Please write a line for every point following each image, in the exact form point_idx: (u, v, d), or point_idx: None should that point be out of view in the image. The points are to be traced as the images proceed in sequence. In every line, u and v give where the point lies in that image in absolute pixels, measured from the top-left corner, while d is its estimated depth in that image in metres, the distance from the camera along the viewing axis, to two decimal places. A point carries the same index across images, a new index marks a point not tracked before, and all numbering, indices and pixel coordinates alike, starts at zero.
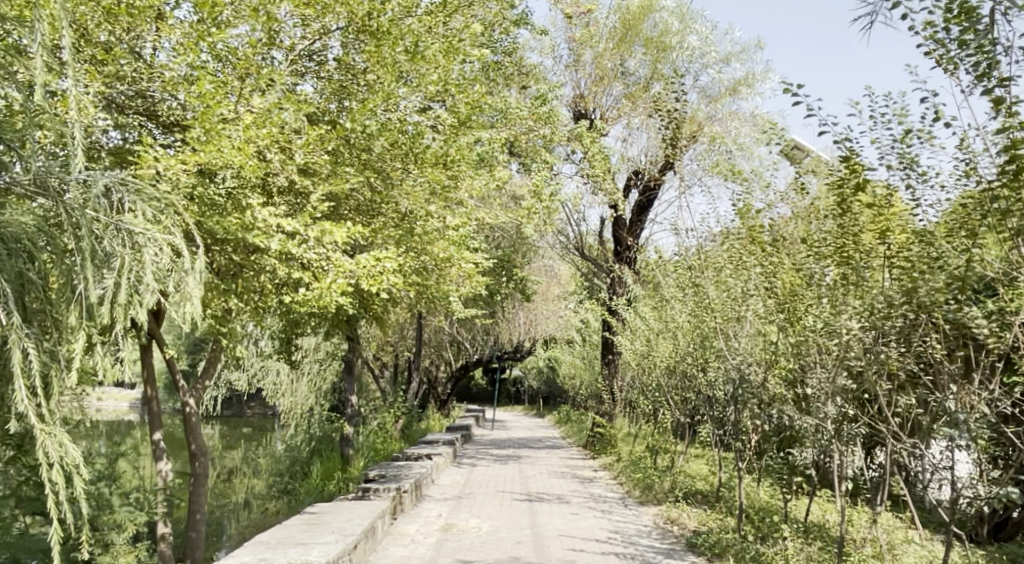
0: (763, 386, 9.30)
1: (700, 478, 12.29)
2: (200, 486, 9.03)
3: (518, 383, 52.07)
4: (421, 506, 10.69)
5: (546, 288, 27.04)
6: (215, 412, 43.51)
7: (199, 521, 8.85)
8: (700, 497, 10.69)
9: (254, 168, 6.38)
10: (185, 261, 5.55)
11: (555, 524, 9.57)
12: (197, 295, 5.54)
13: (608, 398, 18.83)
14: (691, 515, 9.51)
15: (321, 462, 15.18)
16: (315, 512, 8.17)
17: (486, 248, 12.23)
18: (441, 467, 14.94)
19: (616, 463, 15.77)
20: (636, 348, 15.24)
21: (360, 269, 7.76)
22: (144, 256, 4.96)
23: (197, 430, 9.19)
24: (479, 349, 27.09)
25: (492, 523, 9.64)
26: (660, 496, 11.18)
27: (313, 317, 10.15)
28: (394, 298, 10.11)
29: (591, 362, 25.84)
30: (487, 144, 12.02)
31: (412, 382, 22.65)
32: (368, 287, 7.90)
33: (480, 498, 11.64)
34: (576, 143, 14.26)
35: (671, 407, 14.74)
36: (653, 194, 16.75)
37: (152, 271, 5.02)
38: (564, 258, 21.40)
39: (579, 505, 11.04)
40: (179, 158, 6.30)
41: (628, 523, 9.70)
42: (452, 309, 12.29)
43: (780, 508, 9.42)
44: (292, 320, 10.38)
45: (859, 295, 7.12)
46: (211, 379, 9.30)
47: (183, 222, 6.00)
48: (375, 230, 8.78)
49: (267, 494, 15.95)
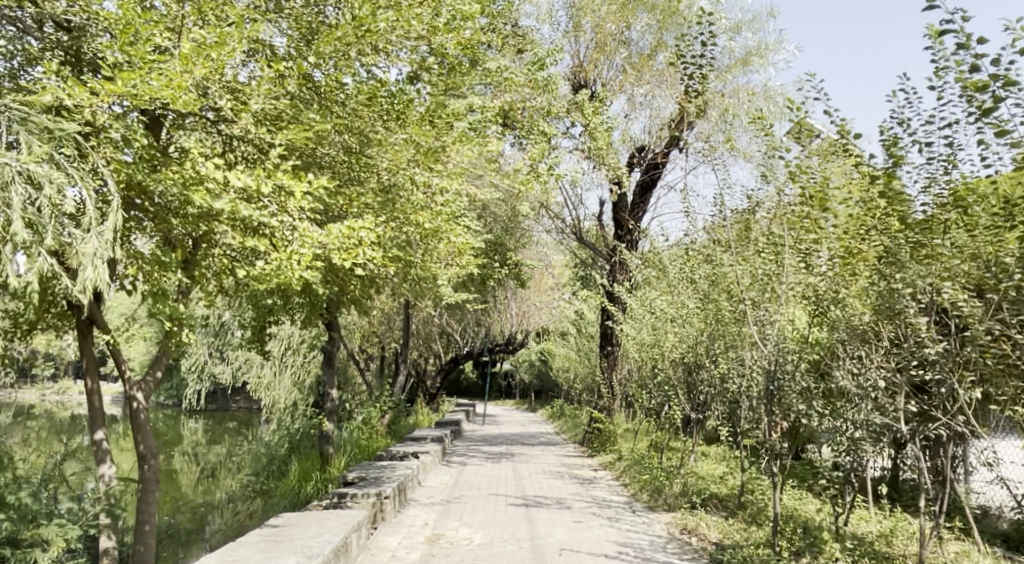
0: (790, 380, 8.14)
1: (713, 480, 11.20)
2: (151, 493, 7.89)
3: (509, 377, 50.85)
4: (405, 514, 9.53)
5: (540, 278, 25.86)
6: (198, 407, 42.40)
7: (147, 533, 7.71)
8: (717, 503, 9.62)
9: (188, 105, 5.18)
10: (84, 213, 4.87)
11: (556, 535, 8.44)
12: (93, 250, 4.83)
13: (607, 392, 17.73)
14: (711, 525, 8.46)
15: (299, 460, 14.04)
16: (281, 525, 7.01)
17: (477, 226, 11.12)
18: (429, 467, 13.78)
19: (616, 462, 14.64)
20: (641, 338, 14.10)
21: (331, 240, 6.66)
22: (10, 194, 4.40)
23: (148, 428, 8.01)
24: (469, 341, 26.00)
25: (485, 533, 8.49)
26: (670, 501, 10.10)
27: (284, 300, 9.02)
28: (374, 278, 8.96)
29: (588, 354, 24.72)
30: (479, 111, 10.86)
31: (399, 375, 21.52)
32: (340, 262, 6.76)
33: (471, 502, 10.54)
34: (576, 114, 13.13)
35: (679, 400, 13.62)
36: (657, 173, 15.67)
37: (21, 215, 4.41)
38: (560, 245, 20.28)
39: (582, 511, 9.90)
40: (92, 91, 5.10)
41: (638, 534, 8.58)
42: (440, 293, 11.14)
43: (810, 518, 8.32)
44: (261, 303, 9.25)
45: (950, 263, 6.09)
46: (163, 371, 8.15)
47: (92, 168, 5.24)
48: (351, 199, 7.64)
49: (242, 495, 14.82)
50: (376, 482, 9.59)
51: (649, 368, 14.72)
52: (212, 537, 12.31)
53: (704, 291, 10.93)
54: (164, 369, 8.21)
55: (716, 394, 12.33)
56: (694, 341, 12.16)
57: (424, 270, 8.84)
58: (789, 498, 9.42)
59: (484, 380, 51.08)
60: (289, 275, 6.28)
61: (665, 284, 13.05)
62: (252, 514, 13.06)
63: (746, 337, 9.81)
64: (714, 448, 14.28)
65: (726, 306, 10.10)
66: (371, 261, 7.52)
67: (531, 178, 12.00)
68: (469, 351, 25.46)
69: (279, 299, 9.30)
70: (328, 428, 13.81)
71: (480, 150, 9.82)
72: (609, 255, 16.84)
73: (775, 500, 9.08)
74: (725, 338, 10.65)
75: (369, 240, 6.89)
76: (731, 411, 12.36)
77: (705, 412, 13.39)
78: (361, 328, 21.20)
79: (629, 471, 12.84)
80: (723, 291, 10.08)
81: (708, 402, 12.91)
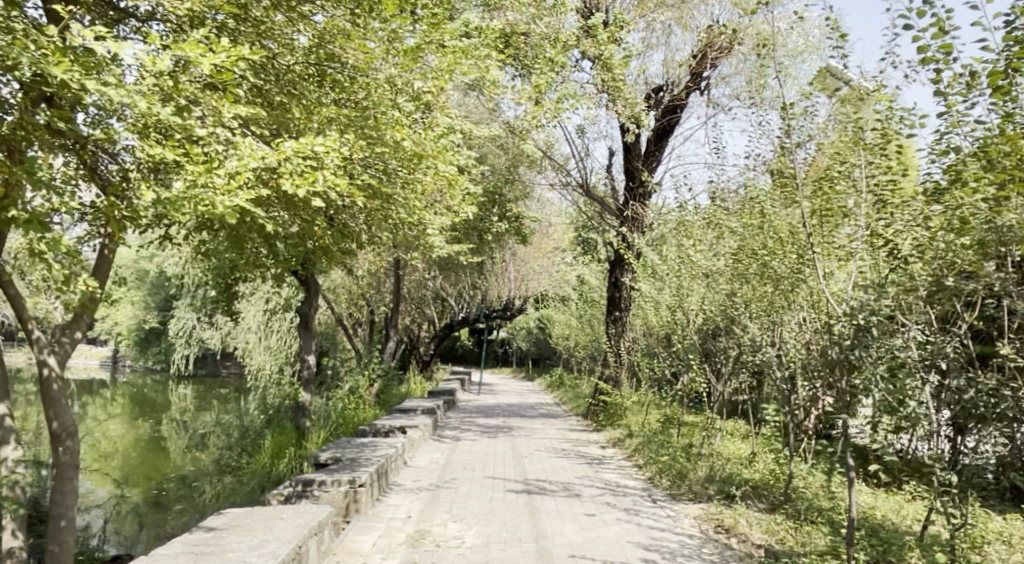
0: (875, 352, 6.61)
1: (742, 463, 9.75)
2: (66, 481, 6.39)
3: (506, 343, 49.61)
4: (386, 502, 8.05)
5: (541, 240, 24.40)
6: (186, 373, 41.07)
7: (60, 530, 6.23)
8: (756, 493, 8.12)
9: None
10: None
11: (566, 535, 6.92)
12: None
13: (614, 360, 16.25)
14: (753, 522, 7.03)
15: (273, 433, 12.62)
16: (218, 528, 5.47)
17: (472, 167, 9.60)
18: (418, 443, 12.30)
19: (627, 438, 13.19)
20: (660, 301, 12.57)
21: (280, 159, 5.10)
22: None
23: (64, 403, 6.49)
24: (465, 306, 24.54)
25: (479, 532, 6.98)
26: (698, 490, 8.61)
27: (241, 237, 7.46)
28: (347, 213, 7.39)
29: (591, 320, 23.27)
30: (475, 30, 9.28)
31: (388, 340, 20.02)
32: (294, 190, 5.18)
33: (464, 488, 9.04)
34: (587, 41, 11.49)
35: (702, 372, 12.12)
36: (675, 117, 14.05)
37: None
38: (563, 200, 18.71)
39: (593, 500, 8.41)
40: None
41: (665, 532, 7.11)
42: (429, 243, 9.60)
43: (885, 525, 6.77)
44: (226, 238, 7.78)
45: None
46: (84, 331, 6.62)
47: None
48: (315, 108, 6.06)
49: (212, 471, 13.44)
50: (351, 466, 8.10)
51: (667, 333, 13.21)
52: (172, 520, 10.92)
53: (748, 241, 9.37)
54: (85, 331, 6.69)
55: (750, 366, 10.88)
56: (719, 303, 10.71)
57: (410, 211, 7.32)
58: (840, 491, 7.94)
59: (481, 347, 49.85)
60: (227, 203, 4.76)
61: (683, 241, 11.53)
62: (217, 495, 11.61)
63: (807, 294, 8.23)
64: (736, 423, 12.83)
65: (773, 260, 8.60)
66: (337, 191, 5.95)
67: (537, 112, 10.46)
68: (465, 316, 23.98)
69: (236, 240, 7.79)
70: (305, 398, 12.30)
71: (479, 70, 8.24)
72: (619, 210, 15.28)
73: (829, 495, 7.58)
74: (775, 296, 9.10)
75: (330, 162, 5.36)
76: (765, 383, 10.84)
77: (731, 385, 11.89)
78: (349, 289, 19.73)
79: (644, 450, 11.36)
80: (771, 240, 8.56)
81: (738, 372, 11.42)
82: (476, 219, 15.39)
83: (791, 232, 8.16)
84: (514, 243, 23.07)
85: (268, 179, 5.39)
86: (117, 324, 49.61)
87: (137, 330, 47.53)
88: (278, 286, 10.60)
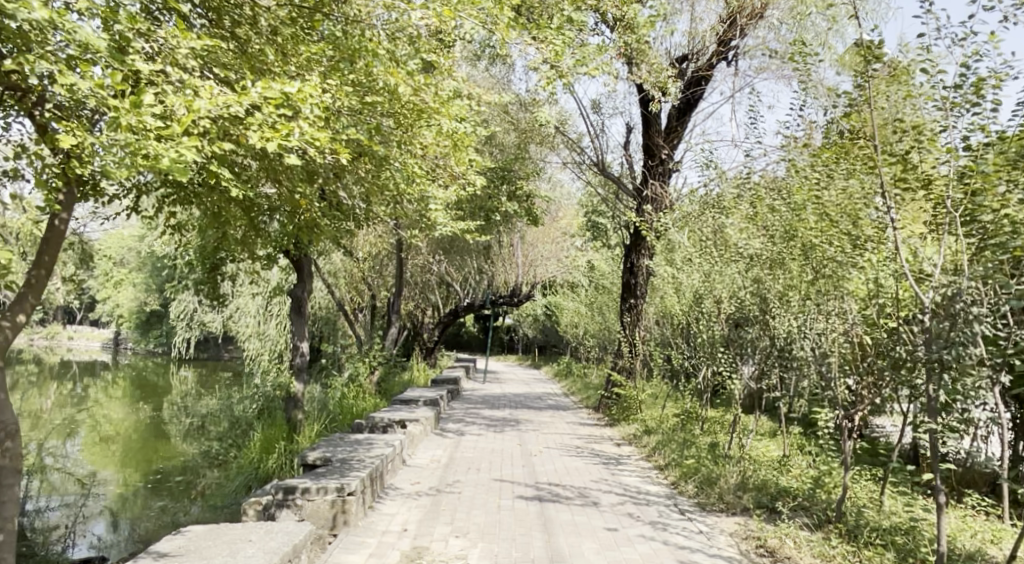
0: (952, 351, 5.63)
1: (776, 468, 8.81)
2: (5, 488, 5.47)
3: (512, 331, 48.86)
4: (379, 511, 7.13)
5: (550, 224, 23.48)
6: (187, 356, 40.32)
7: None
8: (801, 506, 7.17)
9: None
10: None
11: (585, 557, 5.97)
12: None
13: (628, 351, 15.27)
14: (800, 544, 6.09)
15: (262, 425, 11.72)
16: (170, 555, 4.56)
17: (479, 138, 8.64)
18: (419, 439, 11.37)
19: (644, 435, 12.25)
20: (686, 287, 11.58)
21: (245, 105, 4.16)
22: None
23: (5, 398, 5.58)
24: (471, 291, 23.59)
25: (484, 551, 6.04)
26: (731, 500, 7.68)
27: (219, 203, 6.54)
28: (339, 175, 6.47)
29: (601, 309, 22.34)
30: None
31: (390, 326, 19.09)
32: (267, 143, 4.22)
33: (468, 493, 8.12)
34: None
35: (731, 367, 11.13)
36: (700, 90, 13.03)
37: None
38: (576, 180, 17.71)
39: (614, 511, 7.48)
40: None
41: (699, 554, 6.17)
42: (431, 217, 8.61)
43: (960, 553, 5.80)
44: (201, 206, 6.76)
45: None
46: (30, 315, 5.72)
47: None
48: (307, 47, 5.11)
49: (198, 464, 12.56)
50: (340, 469, 7.19)
51: (690, 322, 12.25)
52: (149, 519, 10.02)
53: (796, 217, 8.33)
54: (30, 315, 5.75)
55: (785, 359, 9.98)
56: (749, 288, 9.82)
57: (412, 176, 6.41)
58: (897, 507, 6.99)
59: (486, 334, 49.03)
60: (174, 156, 3.84)
61: (708, 221, 10.60)
62: (200, 492, 10.69)
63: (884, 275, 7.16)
64: (761, 421, 11.89)
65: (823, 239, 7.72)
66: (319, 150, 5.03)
67: (554, 75, 9.47)
68: (471, 302, 23.07)
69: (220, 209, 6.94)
70: (297, 388, 11.40)
71: (491, 24, 7.25)
72: (637, 190, 14.32)
73: (888, 514, 6.61)
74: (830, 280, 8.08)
75: (308, 111, 4.45)
76: (803, 380, 9.86)
77: (762, 380, 10.90)
78: (350, 271, 18.80)
79: (664, 450, 10.42)
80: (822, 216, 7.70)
81: (771, 367, 10.48)
82: (483, 197, 14.48)
83: (848, 207, 7.27)
84: (523, 226, 22.16)
85: (231, 132, 4.47)
86: (118, 306, 48.88)
87: (139, 312, 46.77)
88: (267, 266, 10.86)
